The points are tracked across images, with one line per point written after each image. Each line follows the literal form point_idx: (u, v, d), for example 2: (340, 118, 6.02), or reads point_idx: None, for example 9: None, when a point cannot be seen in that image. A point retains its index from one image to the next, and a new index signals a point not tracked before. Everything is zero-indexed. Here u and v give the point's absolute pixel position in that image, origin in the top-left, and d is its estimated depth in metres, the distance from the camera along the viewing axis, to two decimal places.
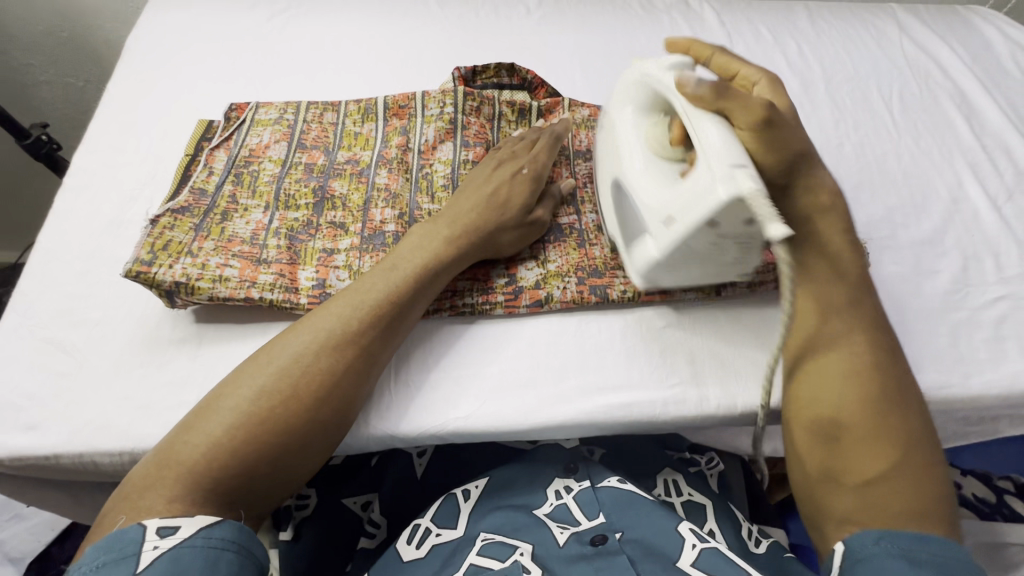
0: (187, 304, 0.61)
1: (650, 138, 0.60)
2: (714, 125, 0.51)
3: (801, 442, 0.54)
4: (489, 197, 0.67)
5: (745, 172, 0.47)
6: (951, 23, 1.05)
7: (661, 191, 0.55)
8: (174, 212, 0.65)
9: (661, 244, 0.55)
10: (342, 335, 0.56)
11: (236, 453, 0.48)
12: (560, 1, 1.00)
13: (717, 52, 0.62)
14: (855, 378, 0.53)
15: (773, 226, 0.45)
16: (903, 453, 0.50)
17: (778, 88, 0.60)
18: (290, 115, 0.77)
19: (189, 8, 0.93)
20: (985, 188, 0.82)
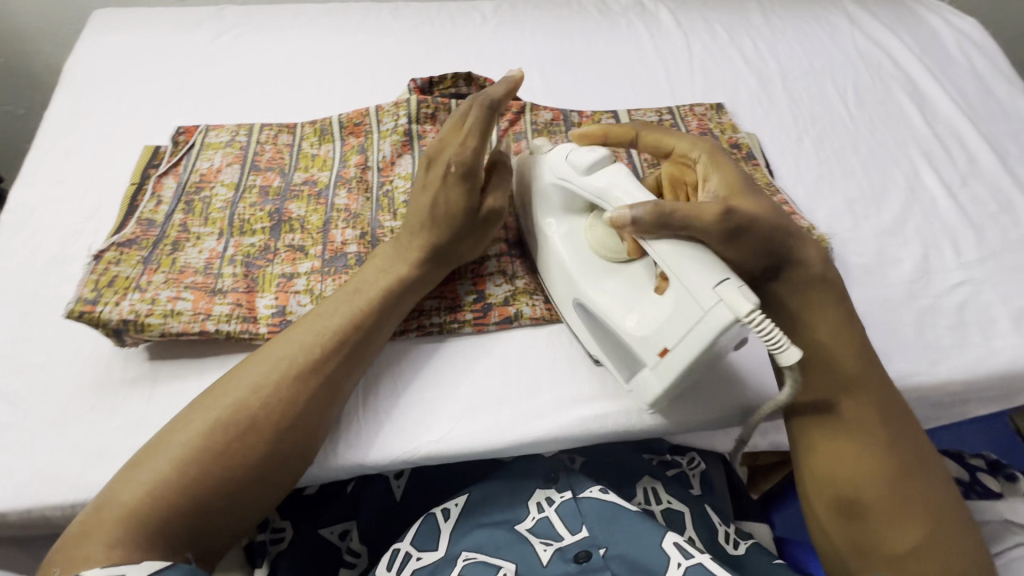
0: (137, 342, 0.58)
1: (594, 240, 0.60)
2: (672, 248, 0.50)
3: (824, 517, 0.56)
4: (431, 205, 0.62)
5: (730, 288, 0.47)
6: (899, 14, 1.07)
7: (643, 315, 0.54)
8: (120, 245, 0.62)
9: (663, 375, 0.54)
10: (302, 366, 0.53)
11: (189, 488, 0.46)
12: (515, 7, 0.99)
13: (642, 129, 0.61)
14: (872, 451, 0.55)
15: (786, 355, 0.46)
16: (925, 517, 0.53)
17: (720, 161, 0.57)
18: (242, 137, 0.75)
19: (132, 29, 0.89)
20: (940, 175, 0.83)
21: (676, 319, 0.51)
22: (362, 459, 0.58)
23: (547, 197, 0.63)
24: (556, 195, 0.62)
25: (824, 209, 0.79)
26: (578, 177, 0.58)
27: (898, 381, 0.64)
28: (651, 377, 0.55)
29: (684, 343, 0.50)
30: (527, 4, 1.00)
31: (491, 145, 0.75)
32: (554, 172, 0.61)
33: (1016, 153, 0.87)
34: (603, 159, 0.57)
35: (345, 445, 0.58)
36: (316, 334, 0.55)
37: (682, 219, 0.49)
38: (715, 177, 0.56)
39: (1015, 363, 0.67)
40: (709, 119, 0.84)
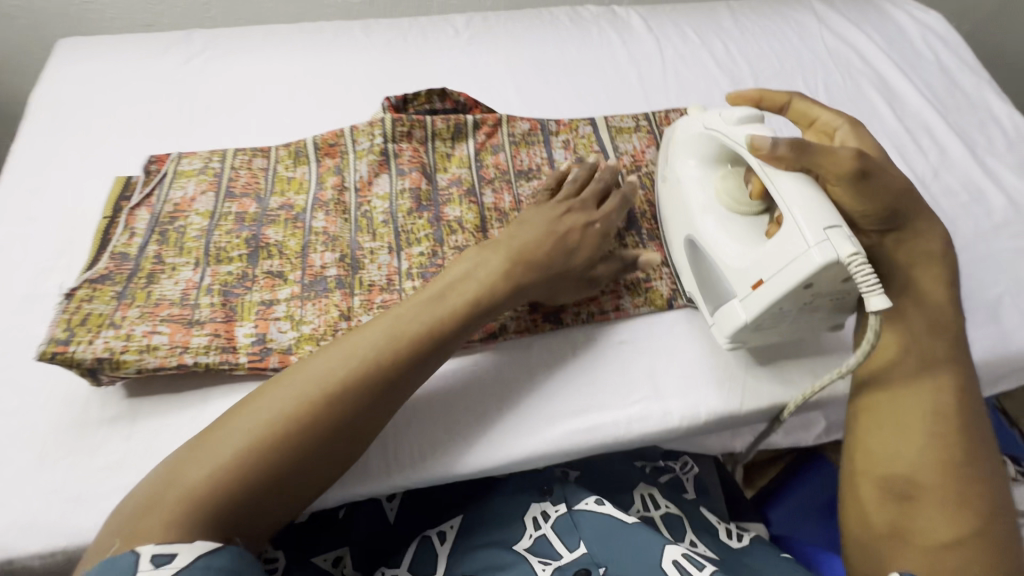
0: (114, 380, 0.57)
1: (722, 189, 0.61)
2: (794, 181, 0.51)
3: (868, 496, 0.53)
4: (562, 240, 0.63)
5: (839, 232, 0.48)
6: (865, 11, 1.09)
7: (746, 252, 0.56)
8: (92, 282, 0.61)
9: (751, 307, 0.55)
10: (374, 367, 0.52)
11: (249, 465, 0.45)
12: (487, 20, 1.00)
13: (794, 98, 0.62)
14: (939, 437, 0.52)
15: (874, 299, 0.46)
16: (978, 520, 0.49)
17: (859, 130, 0.60)
18: (215, 163, 0.74)
19: (98, 57, 0.88)
20: (913, 169, 0.85)
21: (774, 253, 0.52)
22: (383, 483, 0.58)
23: (694, 141, 0.65)
24: (699, 146, 0.64)
25: None
26: (727, 126, 0.59)
27: None
28: (737, 308, 0.57)
29: (778, 278, 0.51)
30: (498, 16, 1.00)
31: (605, 172, 0.71)
32: (706, 122, 0.62)
33: (986, 143, 0.89)
34: (754, 115, 0.59)
35: (362, 473, 0.58)
36: (387, 334, 0.54)
37: (815, 157, 0.50)
38: (854, 143, 0.59)
39: (991, 353, 0.69)
40: None
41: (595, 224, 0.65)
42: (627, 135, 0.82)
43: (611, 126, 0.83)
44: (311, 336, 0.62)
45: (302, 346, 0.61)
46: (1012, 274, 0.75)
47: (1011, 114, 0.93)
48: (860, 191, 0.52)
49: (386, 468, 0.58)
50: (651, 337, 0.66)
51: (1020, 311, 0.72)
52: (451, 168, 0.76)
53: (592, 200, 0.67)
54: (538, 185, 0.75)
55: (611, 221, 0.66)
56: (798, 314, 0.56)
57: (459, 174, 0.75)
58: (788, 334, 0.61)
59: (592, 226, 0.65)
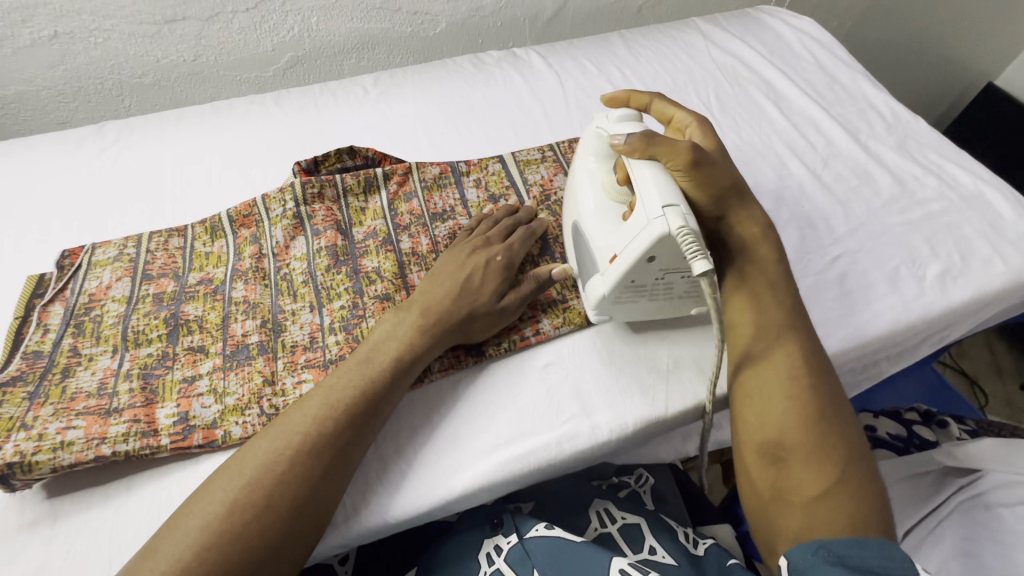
0: (29, 483, 0.56)
1: (605, 182, 0.66)
2: (650, 169, 0.58)
3: (751, 466, 0.56)
4: (466, 279, 0.66)
5: (675, 210, 0.54)
6: (746, 24, 1.17)
7: (608, 232, 0.61)
8: (3, 385, 0.60)
9: (608, 279, 0.60)
10: (314, 437, 0.54)
11: (211, 563, 0.47)
12: (394, 76, 1.04)
13: (655, 98, 0.71)
14: (795, 393, 0.55)
15: (697, 262, 0.51)
16: (843, 469, 0.52)
17: (706, 127, 0.68)
18: (130, 249, 0.75)
19: (9, 160, 0.89)
20: (804, 162, 0.90)
21: (628, 233, 0.57)
22: (333, 543, 0.58)
23: (590, 140, 0.69)
24: (596, 142, 0.68)
25: None
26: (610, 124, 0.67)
27: None
28: (598, 280, 0.61)
29: (628, 250, 0.57)
30: (405, 72, 1.05)
31: (526, 210, 0.76)
32: (598, 123, 0.68)
33: (866, 128, 0.96)
34: (633, 115, 0.68)
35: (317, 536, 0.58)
36: (323, 403, 0.56)
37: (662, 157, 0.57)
38: (697, 138, 0.68)
39: (898, 321, 0.72)
40: None
41: (498, 260, 0.68)
42: (535, 166, 0.86)
43: (519, 160, 0.87)
44: (235, 407, 0.61)
45: (226, 419, 0.61)
46: (906, 244, 0.79)
47: (886, 99, 1.01)
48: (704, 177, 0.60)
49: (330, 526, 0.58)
50: (578, 357, 0.68)
51: (917, 279, 0.76)
52: (367, 221, 0.77)
53: (498, 238, 0.71)
54: (453, 225, 0.78)
55: (513, 255, 0.69)
56: (654, 289, 0.61)
57: (375, 226, 0.77)
58: (657, 311, 0.66)
59: (495, 261, 0.68)
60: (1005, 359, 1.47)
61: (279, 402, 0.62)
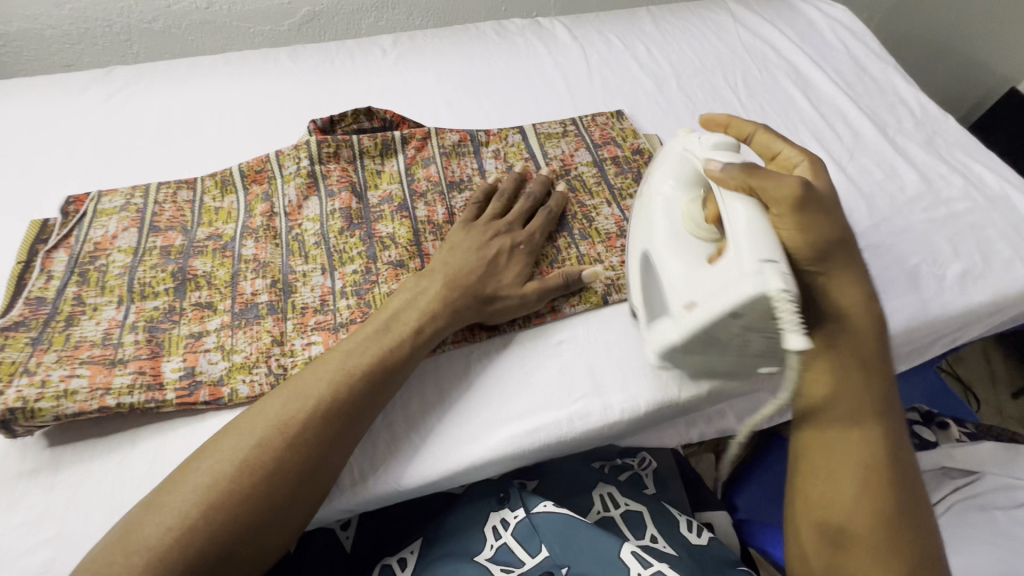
0: (31, 430, 0.55)
1: (686, 215, 0.59)
2: (746, 210, 0.51)
3: (806, 540, 0.56)
4: (491, 261, 0.65)
5: (773, 268, 0.47)
6: (778, 9, 1.14)
7: (688, 275, 0.54)
8: (4, 330, 0.59)
9: (679, 327, 0.52)
10: (331, 402, 0.53)
11: (220, 519, 0.46)
12: (414, 39, 1.01)
13: (760, 130, 0.61)
14: (870, 483, 0.53)
15: (792, 337, 0.46)
16: (911, 567, 0.51)
17: (821, 170, 0.58)
18: (138, 199, 0.72)
19: (12, 100, 0.86)
20: (830, 153, 0.89)
21: (713, 281, 0.50)
22: (340, 506, 0.57)
23: (674, 163, 0.63)
24: (678, 167, 0.63)
25: None
26: (703, 151, 0.58)
27: None
28: (669, 326, 0.54)
29: (709, 302, 0.50)
30: (425, 35, 1.02)
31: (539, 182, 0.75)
32: (685, 144, 0.62)
33: (895, 123, 0.94)
34: (731, 143, 0.57)
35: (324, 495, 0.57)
36: (340, 368, 0.55)
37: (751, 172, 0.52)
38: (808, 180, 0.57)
39: (916, 318, 0.71)
40: (611, 128, 0.87)
41: (520, 246, 0.68)
42: (555, 140, 0.84)
43: (540, 133, 0.84)
44: (243, 365, 0.60)
45: (233, 377, 0.59)
46: (928, 242, 0.78)
47: (917, 94, 0.99)
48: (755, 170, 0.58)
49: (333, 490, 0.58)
50: (593, 334, 0.67)
51: (938, 278, 0.75)
52: (383, 185, 0.75)
53: (519, 224, 0.70)
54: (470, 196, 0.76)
55: (534, 243, 0.69)
56: (732, 347, 0.52)
57: (391, 190, 0.75)
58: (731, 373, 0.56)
59: (518, 247, 0.68)
60: (1002, 367, 1.48)
61: (288, 362, 0.61)
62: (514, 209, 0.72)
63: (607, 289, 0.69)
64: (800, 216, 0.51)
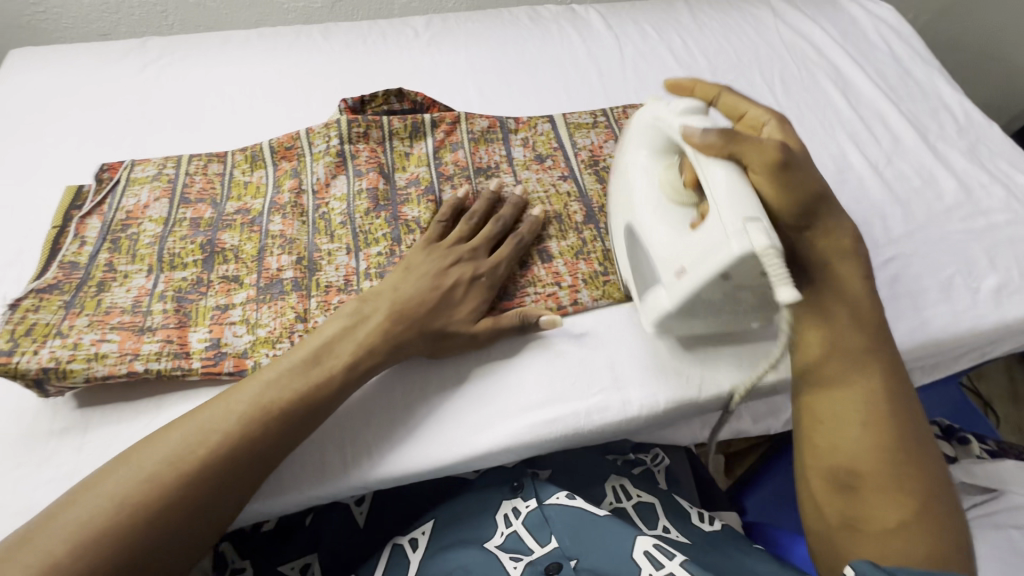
0: (62, 390, 0.56)
1: (662, 182, 0.60)
2: (723, 171, 0.52)
3: (818, 488, 0.56)
4: (446, 292, 0.62)
5: (757, 225, 0.48)
6: (820, 6, 1.11)
7: (671, 242, 0.56)
8: (39, 292, 0.60)
9: (672, 294, 0.56)
10: (233, 438, 0.50)
11: (87, 560, 0.42)
12: (447, 21, 1.00)
13: (724, 92, 0.62)
14: (870, 423, 0.54)
15: (782, 290, 0.46)
16: (923, 504, 0.51)
17: (788, 127, 0.59)
18: (170, 169, 0.73)
19: (52, 66, 0.87)
20: (866, 156, 0.86)
21: (697, 246, 0.53)
22: (358, 484, 0.58)
23: (644, 133, 0.63)
24: (649, 138, 0.63)
25: None
26: (672, 117, 0.57)
27: None
28: (664, 293, 0.57)
29: (698, 269, 0.52)
30: (458, 18, 1.01)
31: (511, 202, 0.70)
32: (656, 112, 0.61)
33: (936, 129, 0.91)
34: (698, 106, 0.57)
35: (342, 473, 0.58)
36: (252, 402, 0.52)
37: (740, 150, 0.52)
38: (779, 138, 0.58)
39: (946, 331, 0.70)
40: None
41: (482, 277, 0.64)
42: (585, 130, 0.83)
43: (570, 122, 0.83)
44: (267, 339, 0.61)
45: (257, 350, 0.60)
46: (963, 252, 0.76)
47: (960, 100, 0.95)
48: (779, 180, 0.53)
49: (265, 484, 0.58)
50: (614, 329, 0.66)
51: (972, 290, 0.73)
52: (410, 167, 0.75)
53: (484, 251, 0.66)
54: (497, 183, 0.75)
55: (499, 273, 0.65)
56: (722, 305, 0.57)
57: (418, 173, 0.75)
58: (717, 324, 0.61)
59: (478, 278, 0.64)
60: None
61: None
62: (483, 231, 0.68)
63: (575, 311, 0.67)
64: (780, 174, 0.53)
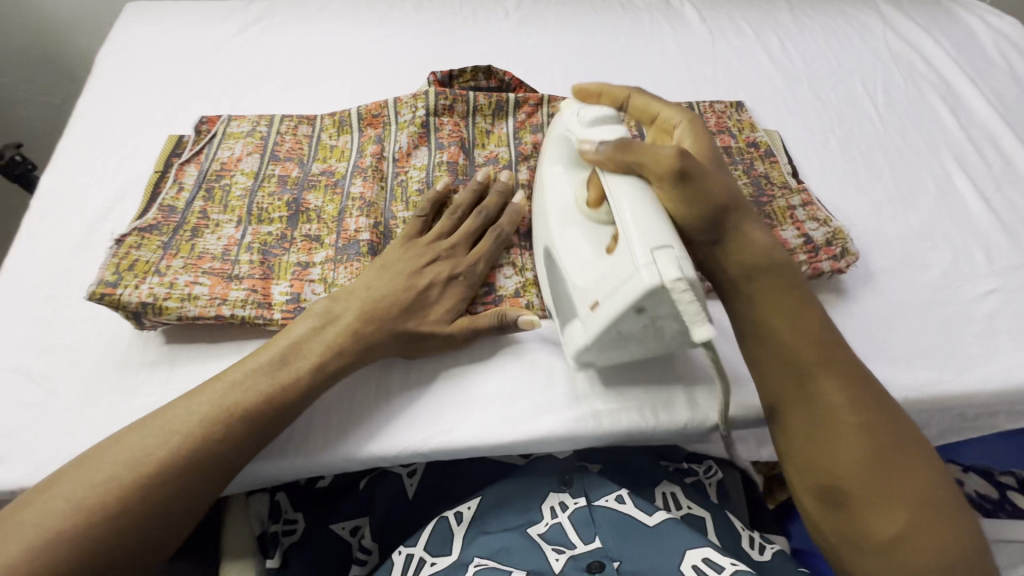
0: (156, 325, 0.60)
1: (577, 196, 0.59)
2: (630, 191, 0.51)
3: (809, 505, 0.53)
4: (419, 292, 0.61)
5: (666, 253, 0.47)
6: (934, 15, 1.04)
7: (585, 269, 0.54)
8: (142, 230, 0.63)
9: (589, 328, 0.54)
10: (195, 442, 0.50)
11: (48, 562, 0.44)
12: (538, 3, 0.99)
13: (633, 93, 0.62)
14: (848, 432, 0.51)
15: (697, 328, 0.46)
16: (918, 507, 0.49)
17: (697, 127, 0.62)
18: (263, 127, 0.76)
19: (163, 20, 0.91)
20: (973, 180, 0.80)
21: (610, 276, 0.50)
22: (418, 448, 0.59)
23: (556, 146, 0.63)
24: (562, 149, 0.62)
25: (849, 211, 0.76)
26: (580, 127, 0.56)
27: (923, 390, 0.62)
28: (580, 328, 0.55)
29: (611, 300, 0.50)
30: (549, 0, 1.00)
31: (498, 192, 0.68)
32: (565, 124, 0.59)
33: None
34: (611, 116, 0.56)
35: (403, 436, 0.59)
36: (225, 397, 0.53)
37: (640, 157, 0.52)
38: (688, 141, 0.61)
39: None
40: (728, 117, 0.82)
41: (459, 275, 0.63)
42: None
43: None
44: None
45: None
46: None
47: None
48: (682, 193, 0.52)
49: (316, 443, 0.59)
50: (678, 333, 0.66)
51: None
52: (491, 145, 0.76)
53: (463, 248, 0.65)
54: None
55: (475, 272, 0.64)
56: (642, 336, 0.54)
57: (498, 153, 0.75)
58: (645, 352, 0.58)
59: (454, 277, 0.63)
60: None
61: None
62: (464, 226, 0.66)
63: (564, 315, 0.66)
64: (679, 186, 0.52)
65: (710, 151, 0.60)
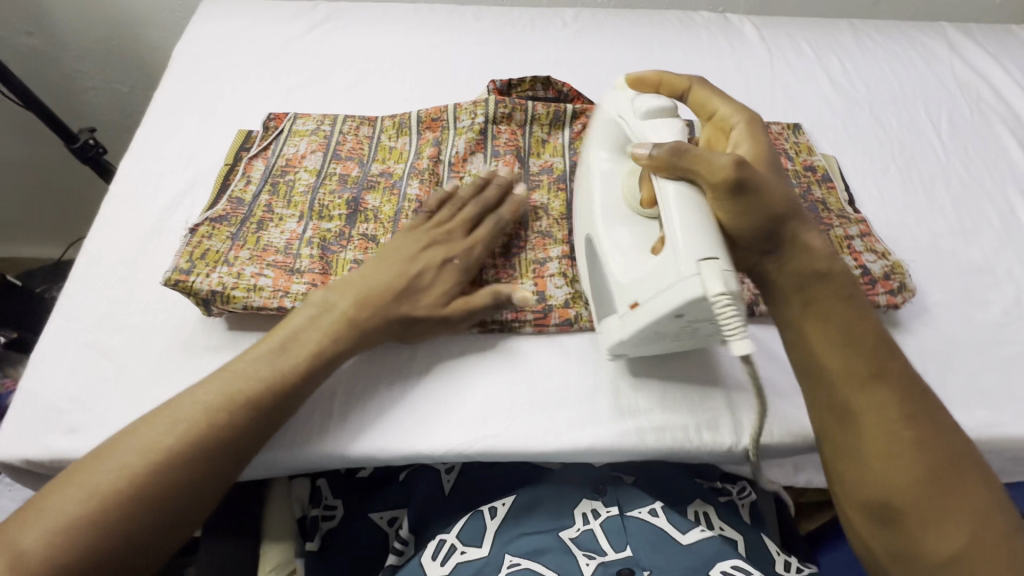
0: (222, 312, 0.63)
1: (626, 188, 0.60)
2: (676, 195, 0.51)
3: (857, 521, 0.51)
4: (415, 276, 0.63)
5: (712, 265, 0.47)
6: (1005, 43, 1.00)
7: (631, 268, 0.54)
8: (212, 221, 0.66)
9: (626, 325, 0.55)
10: (215, 426, 0.51)
11: (76, 551, 0.44)
12: (596, 15, 1.00)
13: (696, 85, 0.63)
14: (898, 447, 0.49)
15: (737, 342, 0.47)
16: (976, 525, 0.47)
17: (755, 128, 0.60)
18: (326, 126, 0.79)
19: (235, 18, 0.95)
20: None
21: (654, 278, 0.51)
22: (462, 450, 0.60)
23: (607, 129, 0.63)
24: (611, 133, 0.63)
25: (907, 241, 0.75)
26: (636, 120, 0.58)
27: (978, 431, 0.60)
28: (617, 324, 0.56)
29: (653, 304, 0.51)
30: (607, 12, 1.01)
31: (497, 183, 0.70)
32: (618, 110, 0.61)
33: None
34: (664, 108, 0.58)
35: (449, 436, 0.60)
36: (245, 382, 0.54)
37: (692, 164, 0.51)
38: (745, 142, 0.59)
39: None
40: (785, 138, 0.81)
41: (454, 260, 0.65)
42: None
43: None
44: None
45: None
46: None
47: None
48: (739, 203, 0.51)
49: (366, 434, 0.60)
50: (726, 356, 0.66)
51: None
52: (545, 155, 0.77)
53: (460, 233, 0.67)
54: None
55: (471, 257, 0.65)
56: (679, 334, 0.56)
57: (552, 163, 0.76)
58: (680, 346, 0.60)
59: (452, 261, 0.65)
60: None
61: None
62: (464, 213, 0.68)
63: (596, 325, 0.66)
64: (737, 198, 0.50)
65: (762, 153, 0.58)
